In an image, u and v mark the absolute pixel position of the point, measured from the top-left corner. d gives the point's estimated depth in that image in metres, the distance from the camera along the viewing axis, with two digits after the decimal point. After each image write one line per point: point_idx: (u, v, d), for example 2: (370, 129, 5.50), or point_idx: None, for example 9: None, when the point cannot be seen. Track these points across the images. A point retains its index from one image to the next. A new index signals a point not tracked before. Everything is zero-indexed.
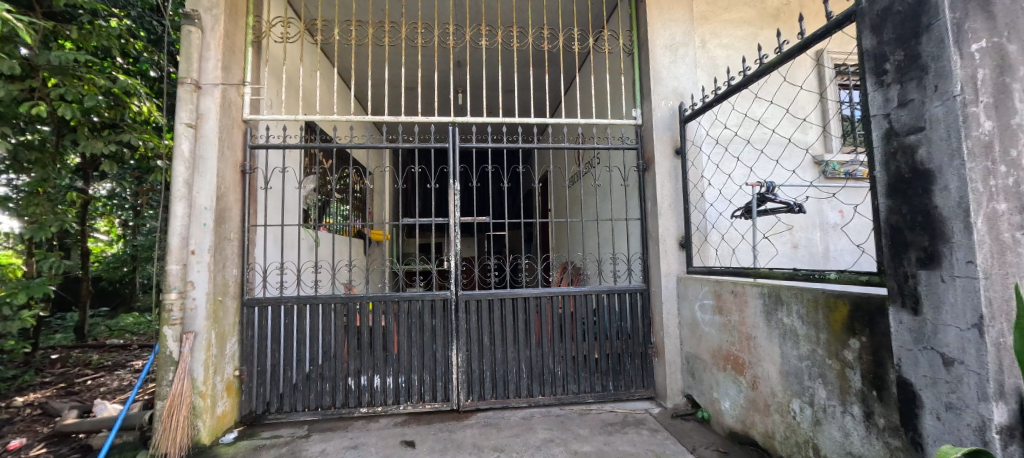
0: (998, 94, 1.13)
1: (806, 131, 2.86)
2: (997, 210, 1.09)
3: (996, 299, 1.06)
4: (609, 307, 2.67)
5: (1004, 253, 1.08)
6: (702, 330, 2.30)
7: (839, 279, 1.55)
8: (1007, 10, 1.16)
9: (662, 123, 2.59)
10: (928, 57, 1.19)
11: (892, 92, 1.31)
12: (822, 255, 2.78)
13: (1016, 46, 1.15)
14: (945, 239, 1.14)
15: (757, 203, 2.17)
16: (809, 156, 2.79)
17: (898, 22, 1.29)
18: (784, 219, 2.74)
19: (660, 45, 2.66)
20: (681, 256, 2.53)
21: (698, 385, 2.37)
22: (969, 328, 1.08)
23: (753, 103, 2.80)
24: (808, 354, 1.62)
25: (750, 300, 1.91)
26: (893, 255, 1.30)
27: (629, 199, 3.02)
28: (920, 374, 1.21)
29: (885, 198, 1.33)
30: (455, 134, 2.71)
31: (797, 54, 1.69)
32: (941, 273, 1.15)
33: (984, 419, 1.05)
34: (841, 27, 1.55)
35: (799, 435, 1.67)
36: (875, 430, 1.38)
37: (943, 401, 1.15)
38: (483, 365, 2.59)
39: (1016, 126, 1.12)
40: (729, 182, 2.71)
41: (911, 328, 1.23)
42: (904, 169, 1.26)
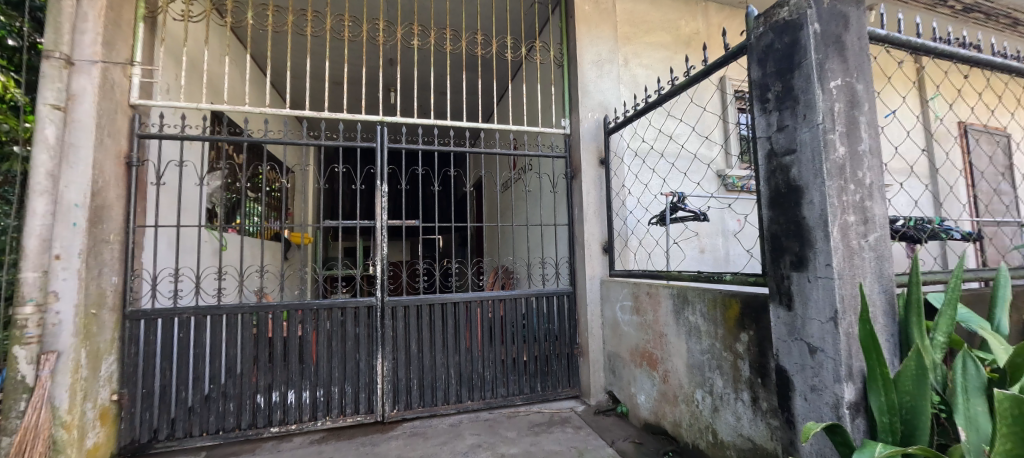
0: (849, 125, 1.35)
1: (710, 148, 3.20)
2: (848, 221, 1.30)
3: (847, 295, 1.26)
4: (538, 310, 2.74)
5: (852, 257, 1.29)
6: (622, 329, 2.45)
7: (732, 280, 1.74)
8: (855, 56, 1.40)
9: (588, 134, 2.73)
10: (799, 90, 1.40)
11: (773, 118, 1.51)
12: (724, 259, 3.12)
13: (861, 86, 1.40)
14: (810, 245, 1.34)
15: (669, 211, 2.37)
16: (713, 170, 3.12)
17: (777, 58, 1.49)
18: (693, 226, 3.03)
19: (587, 60, 2.81)
20: (604, 260, 2.68)
21: (617, 381, 2.51)
22: (828, 321, 1.28)
23: (667, 120, 3.07)
24: (708, 348, 1.80)
25: (662, 300, 2.08)
26: (773, 258, 1.49)
27: (559, 205, 3.13)
28: (792, 362, 1.40)
29: (767, 209, 1.53)
30: (384, 134, 2.60)
31: (701, 79, 1.89)
32: (808, 274, 1.34)
33: (838, 398, 1.24)
34: (734, 59, 1.75)
35: (701, 421, 1.85)
36: (760, 412, 1.56)
37: (808, 384, 1.34)
38: (410, 373, 2.51)
39: (862, 152, 1.36)
40: (646, 192, 2.93)
41: (785, 322, 1.42)
42: (782, 184, 1.46)
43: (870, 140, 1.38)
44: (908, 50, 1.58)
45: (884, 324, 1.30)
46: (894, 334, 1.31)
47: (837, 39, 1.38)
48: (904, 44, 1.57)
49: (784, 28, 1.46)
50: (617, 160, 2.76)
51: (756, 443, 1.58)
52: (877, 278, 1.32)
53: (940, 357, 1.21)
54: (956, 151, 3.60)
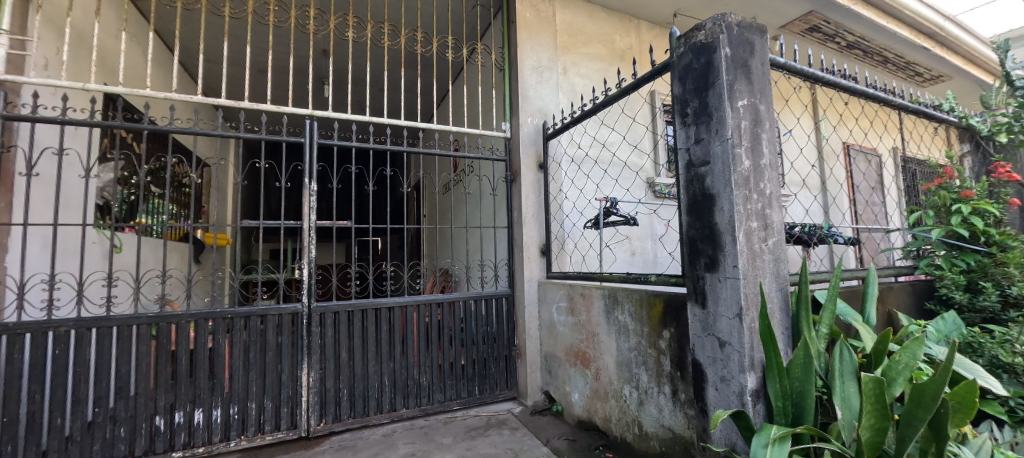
0: (753, 141, 1.51)
1: (641, 157, 3.41)
2: (751, 227, 1.45)
3: (750, 294, 1.41)
4: (477, 313, 2.74)
5: (755, 259, 1.44)
6: (557, 330, 2.52)
7: (657, 280, 1.85)
8: (758, 80, 1.57)
9: (528, 139, 2.79)
10: (713, 107, 1.53)
11: (691, 131, 1.64)
12: (652, 261, 3.33)
13: (763, 107, 1.57)
14: (721, 248, 1.47)
15: (603, 216, 2.48)
16: (642, 178, 3.33)
17: (695, 76, 1.62)
18: (624, 231, 3.21)
19: (528, 65, 2.87)
20: (542, 263, 2.74)
21: (553, 381, 2.58)
22: (734, 317, 1.41)
23: (602, 128, 3.22)
24: (635, 345, 1.90)
25: (594, 301, 2.17)
26: (690, 260, 1.62)
27: (498, 208, 3.14)
28: (706, 355, 1.53)
29: (686, 215, 1.66)
30: (313, 129, 2.44)
31: (631, 92, 2.00)
32: (719, 275, 1.47)
33: (742, 387, 1.38)
34: (659, 75, 1.88)
35: (629, 415, 1.95)
36: (679, 404, 1.68)
37: (719, 375, 1.47)
38: (340, 383, 2.37)
39: (763, 166, 1.52)
40: (581, 197, 3.05)
41: (700, 319, 1.55)
42: (698, 192, 1.59)
43: (770, 154, 1.55)
44: (802, 77, 1.81)
45: (780, 319, 1.46)
46: (787, 327, 1.48)
47: (744, 64, 1.54)
48: (798, 72, 1.79)
49: (701, 49, 1.59)
50: (554, 165, 2.84)
51: (675, 432, 1.70)
52: (775, 278, 1.48)
53: (823, 346, 1.39)
54: (840, 168, 4.17)
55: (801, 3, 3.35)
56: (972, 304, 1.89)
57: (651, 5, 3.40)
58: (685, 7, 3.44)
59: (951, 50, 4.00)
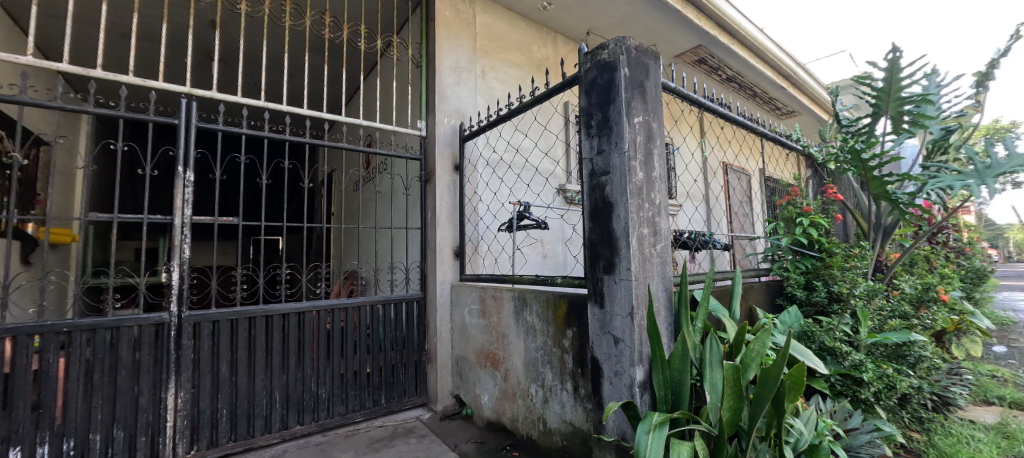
0: (646, 155, 1.66)
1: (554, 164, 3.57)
2: (643, 233, 1.59)
3: (640, 294, 1.54)
4: (384, 318, 2.61)
5: (645, 262, 1.58)
6: (469, 332, 2.51)
7: (562, 282, 1.94)
8: (651, 101, 1.74)
9: (444, 139, 2.75)
10: (613, 121, 1.66)
11: (594, 142, 1.75)
12: (561, 264, 3.50)
13: (655, 126, 1.74)
14: (617, 252, 1.59)
15: (516, 220, 2.54)
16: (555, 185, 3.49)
17: (599, 91, 1.74)
18: (536, 235, 3.33)
19: (445, 65, 2.83)
20: (455, 265, 2.72)
21: (464, 384, 2.56)
22: (627, 315, 1.53)
23: (518, 134, 3.31)
24: (541, 345, 1.97)
25: (505, 303, 2.20)
26: (591, 263, 1.72)
27: (412, 208, 3.04)
28: (602, 352, 1.63)
29: (588, 221, 1.76)
30: (192, 110, 2.11)
31: (543, 101, 2.08)
32: (615, 277, 1.59)
33: (632, 379, 1.50)
34: (568, 87, 1.98)
35: (534, 413, 2.00)
36: (579, 399, 1.78)
37: (613, 370, 1.58)
38: (218, 403, 2.08)
39: (654, 178, 1.68)
40: (495, 200, 3.09)
41: (599, 318, 1.65)
42: (599, 200, 1.70)
43: (660, 168, 1.72)
44: (687, 101, 2.05)
45: (665, 316, 1.62)
46: (670, 323, 1.65)
47: (640, 84, 1.69)
48: (684, 96, 2.02)
49: (605, 67, 1.71)
50: (470, 167, 2.84)
51: (575, 426, 1.79)
52: (661, 279, 1.64)
53: (698, 339, 1.57)
54: (719, 183, 4.83)
55: (691, 38, 3.81)
56: (808, 299, 2.30)
57: (567, 20, 3.60)
58: (597, 27, 3.71)
59: (799, 90, 4.89)
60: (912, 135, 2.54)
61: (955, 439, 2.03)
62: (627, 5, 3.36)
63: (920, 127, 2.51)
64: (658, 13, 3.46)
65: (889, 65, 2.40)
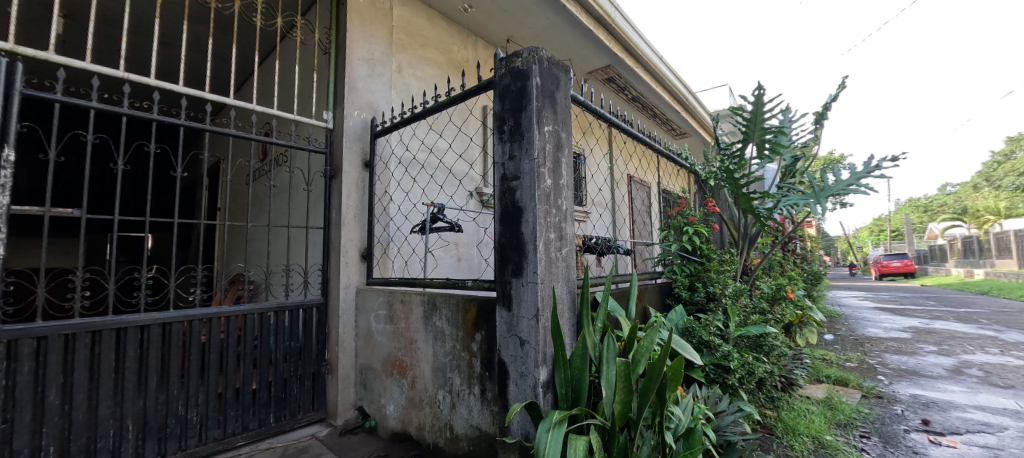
0: (554, 162, 1.73)
1: (471, 167, 3.57)
2: (549, 237, 1.65)
3: (545, 296, 1.59)
4: (276, 326, 2.35)
5: (551, 265, 1.64)
6: (375, 339, 2.37)
7: (472, 285, 1.93)
8: (560, 111, 1.82)
9: (353, 134, 2.58)
10: (525, 128, 1.70)
11: (506, 147, 1.77)
12: (475, 267, 3.51)
13: (564, 136, 1.82)
14: (525, 256, 1.63)
15: (429, 221, 2.47)
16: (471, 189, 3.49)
17: (512, 98, 1.77)
18: (451, 237, 3.29)
19: (358, 55, 2.66)
20: (362, 268, 2.55)
21: (368, 395, 2.41)
22: (532, 317, 1.57)
23: (433, 135, 3.24)
24: (450, 349, 1.93)
25: (414, 308, 2.12)
26: (500, 267, 1.74)
27: (314, 206, 2.79)
28: (509, 354, 1.65)
29: (498, 225, 1.77)
30: (16, 72, 1.67)
31: (458, 102, 2.06)
32: (522, 280, 1.62)
33: (536, 380, 1.54)
34: (483, 91, 1.99)
35: (441, 420, 1.95)
36: (486, 402, 1.77)
37: (518, 372, 1.61)
38: (42, 441, 1.66)
39: (561, 185, 1.76)
40: (408, 201, 2.99)
41: (506, 321, 1.67)
42: (509, 204, 1.73)
43: (567, 176, 1.80)
44: (594, 115, 2.19)
45: (568, 317, 1.70)
46: (572, 323, 1.74)
47: (550, 94, 1.76)
48: (592, 110, 2.16)
49: (518, 74, 1.75)
50: (381, 164, 2.71)
51: (481, 430, 1.78)
52: (565, 282, 1.72)
53: (597, 338, 1.67)
54: (623, 193, 5.25)
55: (601, 57, 4.10)
56: (691, 299, 2.60)
57: (487, 25, 3.63)
58: (517, 36, 3.81)
59: (691, 115, 5.56)
60: (771, 160, 3.03)
61: (795, 413, 2.46)
62: (545, 19, 3.50)
63: (778, 154, 3.00)
64: (573, 30, 3.66)
65: (755, 100, 2.84)
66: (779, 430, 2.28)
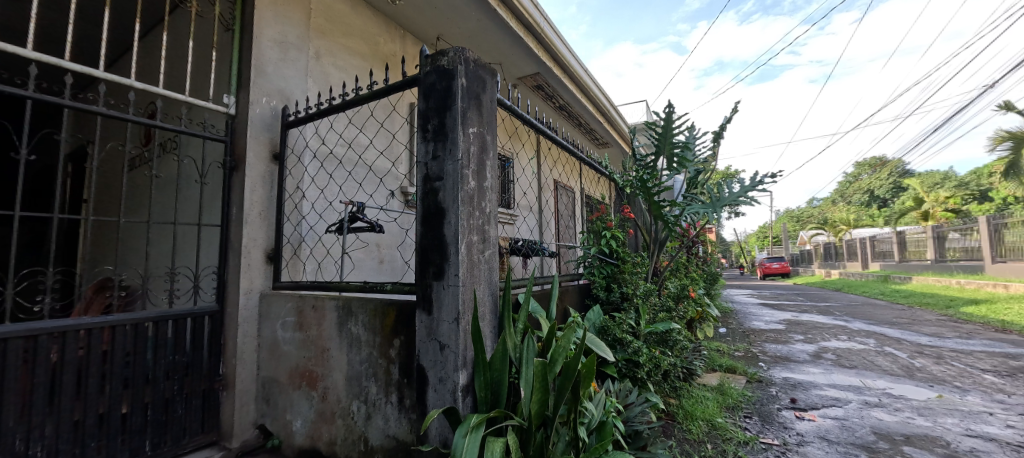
0: (478, 165, 1.72)
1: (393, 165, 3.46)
2: (472, 240, 1.64)
3: (466, 299, 1.58)
4: (157, 339, 2.03)
5: (473, 268, 1.63)
6: (281, 349, 2.16)
7: (392, 288, 1.84)
8: (486, 114, 1.82)
9: (261, 122, 2.33)
10: (449, 128, 1.67)
11: (430, 146, 1.73)
12: (396, 269, 3.40)
13: (489, 139, 1.83)
14: (447, 258, 1.60)
15: (346, 221, 2.32)
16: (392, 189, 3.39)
17: (437, 97, 1.73)
18: (369, 237, 3.14)
19: (267, 36, 2.42)
20: (267, 271, 2.32)
21: (271, 411, 2.18)
22: (452, 321, 1.55)
23: (351, 129, 3.09)
24: (366, 357, 1.82)
25: (326, 314, 1.97)
26: (421, 270, 1.68)
27: (210, 200, 2.47)
28: (428, 359, 1.61)
29: (419, 226, 1.72)
30: None
31: (380, 96, 1.96)
32: (443, 283, 1.59)
33: (456, 384, 1.52)
34: (407, 87, 1.91)
35: (355, 433, 1.84)
36: (403, 410, 1.70)
37: (438, 377, 1.57)
38: None
39: (485, 188, 1.76)
40: (322, 198, 2.81)
41: (426, 325, 1.62)
42: (432, 205, 1.68)
43: (491, 179, 1.81)
44: (520, 120, 2.23)
45: (488, 320, 1.70)
46: (494, 325, 1.74)
47: (476, 96, 1.75)
48: (518, 115, 2.20)
49: (443, 73, 1.72)
50: (293, 158, 2.50)
51: (398, 439, 1.71)
52: (487, 284, 1.72)
53: (518, 339, 1.70)
54: (548, 198, 5.43)
55: (530, 64, 4.21)
56: (607, 298, 2.80)
57: (416, 20, 3.53)
58: (447, 35, 3.76)
59: (611, 126, 5.96)
60: (678, 172, 3.34)
61: (694, 400, 2.73)
62: (476, 21, 3.51)
63: (684, 167, 3.32)
64: (502, 36, 3.71)
65: (666, 116, 3.12)
66: (680, 416, 2.52)
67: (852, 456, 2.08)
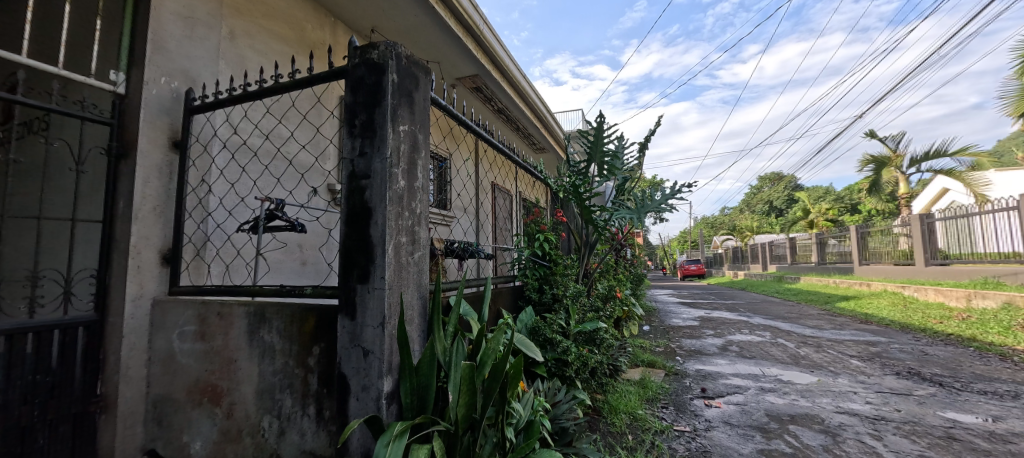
0: (409, 164, 1.67)
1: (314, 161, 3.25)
2: (400, 241, 1.59)
3: (391, 304, 1.52)
4: (11, 356, 1.66)
5: (400, 270, 1.58)
6: (178, 363, 1.91)
7: (312, 293, 1.71)
8: (418, 113, 1.78)
9: (159, 104, 2.05)
10: (377, 125, 1.60)
11: (357, 142, 1.64)
12: (315, 271, 3.20)
13: (421, 138, 1.79)
14: (373, 260, 1.53)
15: (262, 219, 2.13)
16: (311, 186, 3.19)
17: (366, 91, 1.65)
18: (284, 238, 2.93)
19: (169, 9, 2.15)
20: (161, 274, 2.05)
21: (165, 433, 1.92)
22: (377, 325, 1.48)
23: (267, 118, 2.85)
24: (281, 367, 1.68)
25: (235, 321, 1.78)
26: (344, 272, 1.59)
27: (91, 191, 2.12)
28: (350, 366, 1.52)
29: (344, 226, 1.62)
30: None
31: (304, 86, 1.81)
32: (368, 286, 1.52)
33: (379, 391, 1.45)
34: (333, 79, 1.79)
35: (265, 451, 1.68)
36: (322, 422, 1.59)
37: (360, 385, 1.49)
38: None
39: (416, 188, 1.71)
40: (232, 193, 2.58)
41: (348, 331, 1.54)
42: (357, 204, 1.60)
43: (422, 179, 1.77)
44: (455, 120, 2.20)
45: (416, 323, 1.64)
46: (422, 329, 1.70)
47: (407, 93, 1.70)
48: (453, 116, 2.16)
49: (373, 67, 1.64)
50: (198, 147, 2.24)
51: (315, 455, 1.59)
52: (416, 287, 1.68)
53: (447, 343, 1.67)
54: (485, 200, 5.44)
55: (469, 65, 4.20)
56: (539, 299, 2.86)
57: (349, 8, 3.37)
58: (382, 27, 3.63)
59: (548, 132, 6.14)
60: (609, 179, 3.51)
61: (618, 394, 2.90)
62: (414, 17, 3.42)
63: (613, 174, 3.50)
64: (440, 35, 3.66)
65: (598, 126, 3.28)
66: (605, 410, 2.66)
67: (750, 437, 2.34)
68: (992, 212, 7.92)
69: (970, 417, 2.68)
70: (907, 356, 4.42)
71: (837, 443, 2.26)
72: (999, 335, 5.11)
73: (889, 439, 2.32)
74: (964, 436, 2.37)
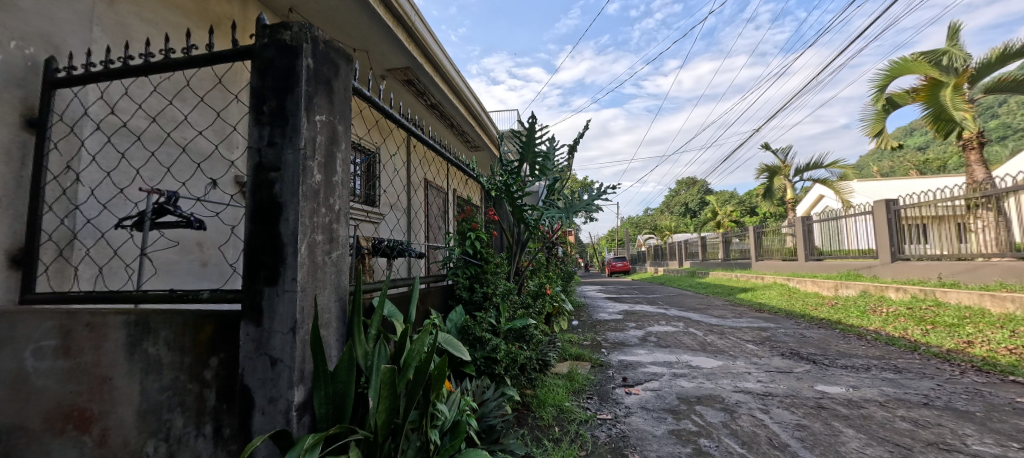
0: (326, 157, 1.56)
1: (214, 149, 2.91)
2: (316, 240, 1.48)
3: (305, 308, 1.40)
4: None
5: (315, 270, 1.46)
6: None
7: (210, 297, 1.53)
8: (338, 102, 1.67)
9: (7, 73, 1.69)
10: (289, 112, 1.47)
11: (265, 131, 1.49)
12: (213, 274, 2.86)
13: (341, 129, 1.68)
14: (283, 261, 1.40)
15: (149, 214, 1.85)
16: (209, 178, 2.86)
17: (276, 74, 1.50)
18: (173, 236, 2.59)
19: None
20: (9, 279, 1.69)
21: None
22: (288, 331, 1.36)
23: (153, 98, 2.50)
24: (170, 383, 1.47)
25: (109, 333, 1.52)
26: (248, 274, 1.43)
27: None
28: (255, 377, 1.38)
29: (248, 222, 1.46)
30: None
31: (202, 64, 1.60)
32: (277, 289, 1.39)
33: (289, 402, 1.34)
34: (238, 58, 1.60)
35: None
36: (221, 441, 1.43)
37: (267, 397, 1.36)
38: None
39: (334, 182, 1.60)
40: (106, 182, 2.24)
41: (253, 338, 1.39)
42: (265, 199, 1.45)
43: (342, 173, 1.66)
44: (381, 113, 2.10)
45: (333, 328, 1.54)
46: (341, 334, 1.60)
47: (325, 81, 1.59)
48: (379, 108, 2.05)
49: (284, 49, 1.50)
50: (62, 126, 1.89)
51: None
52: (334, 289, 1.57)
53: (369, 347, 1.59)
54: (418, 197, 5.29)
55: (401, 57, 4.05)
56: (470, 298, 2.85)
57: None
58: (301, 7, 3.36)
59: (482, 130, 6.13)
60: (541, 179, 3.59)
61: (546, 388, 2.99)
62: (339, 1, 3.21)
63: (545, 175, 3.58)
64: (368, 22, 3.48)
65: (530, 127, 3.33)
66: (533, 405, 2.72)
67: (663, 420, 2.55)
68: (853, 215, 9.48)
69: (835, 388, 3.18)
70: (789, 339, 5.13)
71: (733, 419, 2.55)
72: (856, 318, 6.14)
73: (774, 411, 2.68)
74: (829, 405, 2.80)
